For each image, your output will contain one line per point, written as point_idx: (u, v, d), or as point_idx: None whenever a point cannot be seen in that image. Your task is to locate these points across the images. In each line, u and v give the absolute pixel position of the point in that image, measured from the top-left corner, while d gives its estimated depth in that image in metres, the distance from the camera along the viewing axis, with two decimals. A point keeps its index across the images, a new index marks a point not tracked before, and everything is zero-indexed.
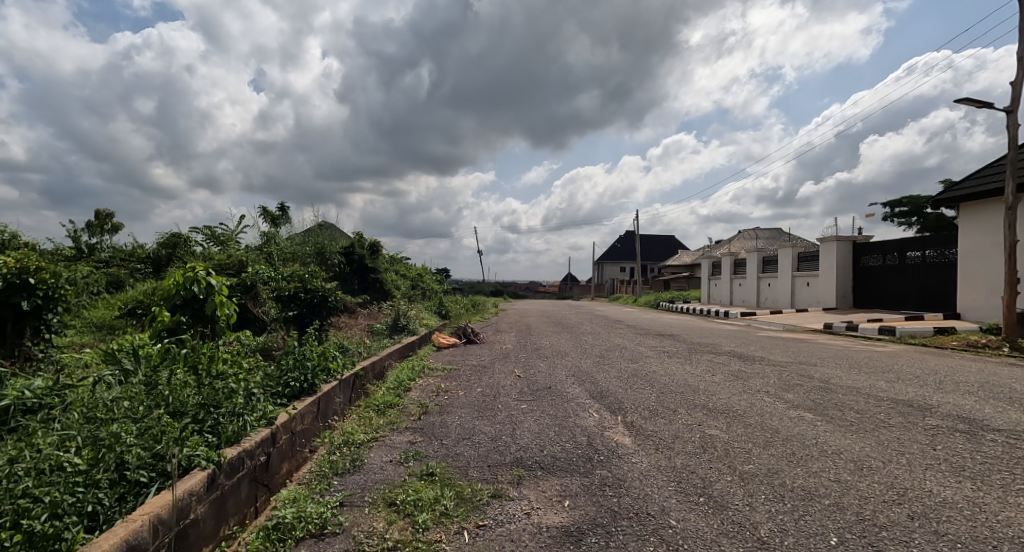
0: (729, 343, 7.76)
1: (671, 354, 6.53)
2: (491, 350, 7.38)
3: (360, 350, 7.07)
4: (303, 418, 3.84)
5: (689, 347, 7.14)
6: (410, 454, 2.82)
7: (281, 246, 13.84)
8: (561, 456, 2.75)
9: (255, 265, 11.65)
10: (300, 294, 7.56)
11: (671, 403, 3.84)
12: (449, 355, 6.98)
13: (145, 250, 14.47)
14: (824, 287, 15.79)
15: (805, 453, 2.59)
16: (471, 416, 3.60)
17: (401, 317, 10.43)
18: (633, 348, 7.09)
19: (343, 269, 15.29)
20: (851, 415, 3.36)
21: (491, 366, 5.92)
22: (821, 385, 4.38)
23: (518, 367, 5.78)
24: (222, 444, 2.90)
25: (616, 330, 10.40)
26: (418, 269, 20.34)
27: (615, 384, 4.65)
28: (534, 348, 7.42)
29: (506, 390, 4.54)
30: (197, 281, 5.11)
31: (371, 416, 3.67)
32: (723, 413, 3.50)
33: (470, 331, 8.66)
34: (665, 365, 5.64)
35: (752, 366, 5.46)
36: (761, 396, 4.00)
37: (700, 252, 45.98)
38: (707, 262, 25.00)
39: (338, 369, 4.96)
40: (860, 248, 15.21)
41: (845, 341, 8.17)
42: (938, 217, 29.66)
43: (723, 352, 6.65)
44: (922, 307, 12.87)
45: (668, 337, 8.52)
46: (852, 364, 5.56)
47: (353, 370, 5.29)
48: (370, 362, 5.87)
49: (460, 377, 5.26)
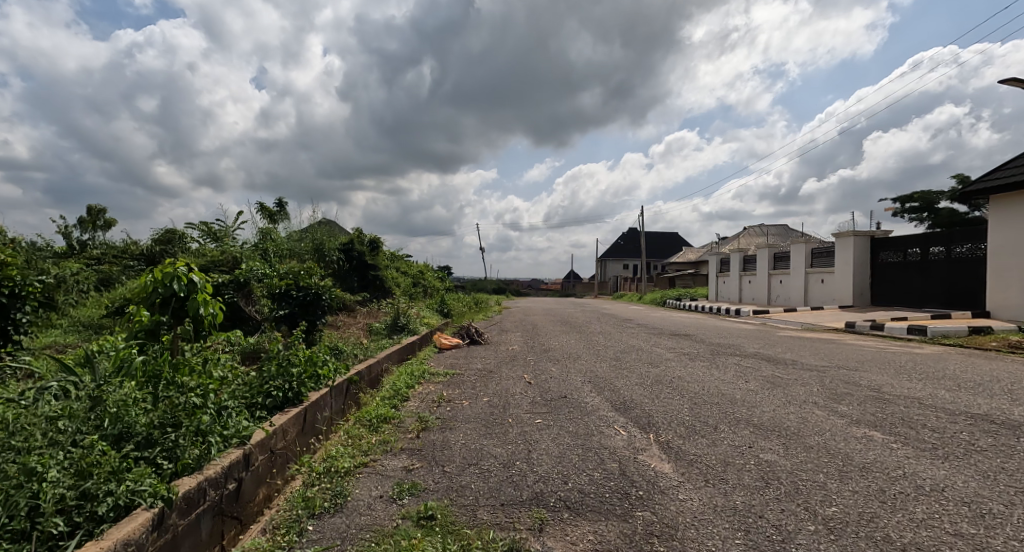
0: (752, 344, 7.22)
1: (693, 357, 6.00)
2: (496, 352, 6.86)
3: (355, 352, 6.57)
4: (284, 435, 3.34)
5: (711, 349, 6.62)
6: (405, 487, 2.31)
7: (278, 242, 13.35)
8: (591, 492, 2.22)
9: (250, 262, 11.19)
10: (291, 292, 7.04)
11: (708, 418, 3.32)
12: (452, 357, 6.48)
13: (137, 246, 14.00)
14: (840, 284, 15.23)
15: (899, 492, 2.07)
16: (477, 435, 3.09)
17: (401, 316, 9.93)
18: (650, 350, 6.55)
19: (342, 265, 14.96)
20: (929, 436, 2.83)
21: (498, 371, 5.40)
22: (874, 395, 3.86)
23: (528, 371, 5.26)
24: (180, 473, 2.40)
25: (627, 330, 9.88)
26: (419, 266, 19.88)
27: (639, 392, 4.14)
28: (543, 350, 6.90)
29: (515, 399, 4.04)
30: (177, 277, 4.55)
31: (363, 433, 3.16)
32: (773, 431, 2.98)
33: (474, 330, 8.15)
34: (690, 370, 5.12)
35: (787, 371, 4.93)
36: (809, 410, 3.48)
37: (705, 249, 45.42)
38: (715, 258, 24.42)
39: (328, 374, 4.48)
40: (877, 244, 14.65)
41: (874, 342, 7.64)
42: (950, 213, 29.05)
43: (749, 354, 6.11)
44: (947, 305, 12.31)
45: (685, 338, 7.98)
46: (897, 368, 5.02)
47: (346, 376, 4.81)
48: (365, 365, 5.39)
49: (463, 384, 4.75)
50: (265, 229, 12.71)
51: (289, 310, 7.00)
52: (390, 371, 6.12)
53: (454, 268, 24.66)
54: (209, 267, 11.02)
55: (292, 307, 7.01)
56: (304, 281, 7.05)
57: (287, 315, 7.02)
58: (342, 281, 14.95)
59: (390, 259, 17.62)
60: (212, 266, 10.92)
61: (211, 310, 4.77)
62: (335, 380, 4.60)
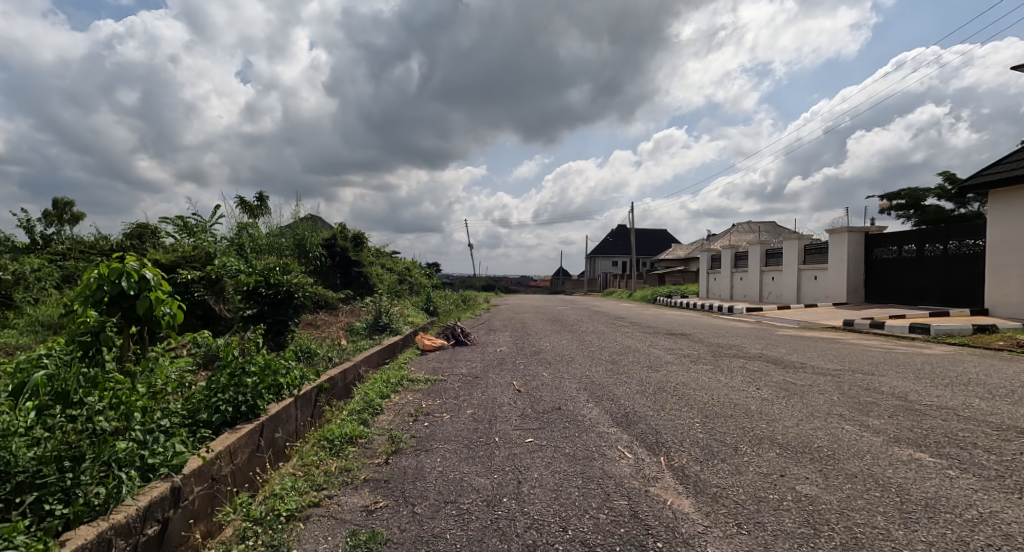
0: (753, 344, 6.84)
1: (695, 360, 5.58)
2: (484, 354, 6.37)
3: (329, 355, 6.05)
4: (230, 459, 2.85)
5: (712, 351, 6.22)
6: (363, 538, 1.83)
7: (256, 237, 12.71)
8: (596, 544, 1.76)
9: (224, 258, 10.57)
10: (260, 290, 6.47)
11: (725, 435, 2.88)
12: (435, 361, 5.98)
13: (106, 241, 13.24)
14: (834, 281, 14.98)
15: (987, 546, 1.63)
16: (458, 459, 2.63)
17: (383, 315, 9.39)
18: (648, 352, 6.12)
19: (325, 262, 14.39)
20: (987, 459, 2.41)
21: (485, 376, 4.92)
22: (902, 405, 3.46)
23: (518, 377, 4.79)
24: (76, 521, 1.89)
25: (621, 329, 9.44)
26: (405, 263, 19.32)
27: (641, 403, 3.70)
28: (533, 352, 6.43)
29: (503, 412, 3.58)
30: (128, 274, 3.89)
31: (322, 457, 2.68)
32: (803, 452, 2.56)
33: (459, 331, 7.67)
34: (695, 375, 4.70)
35: (800, 377, 4.53)
36: (836, 424, 3.06)
37: (695, 246, 45.35)
38: (706, 255, 24.15)
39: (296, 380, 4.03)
40: (872, 240, 14.42)
41: (879, 341, 7.29)
42: (936, 211, 29.15)
43: (754, 357, 5.71)
44: (943, 302, 12.10)
45: (683, 339, 7.58)
46: (916, 373, 4.64)
47: (316, 383, 4.36)
48: (337, 371, 4.91)
49: (445, 393, 4.27)
50: (242, 224, 12.07)
51: (258, 309, 6.44)
52: (366, 377, 5.62)
53: (442, 265, 24.08)
54: (180, 263, 10.36)
55: (261, 306, 6.46)
56: (274, 278, 6.50)
57: (256, 315, 6.47)
58: (325, 278, 14.34)
59: (375, 255, 17.02)
60: (183, 262, 10.27)
61: (168, 312, 4.24)
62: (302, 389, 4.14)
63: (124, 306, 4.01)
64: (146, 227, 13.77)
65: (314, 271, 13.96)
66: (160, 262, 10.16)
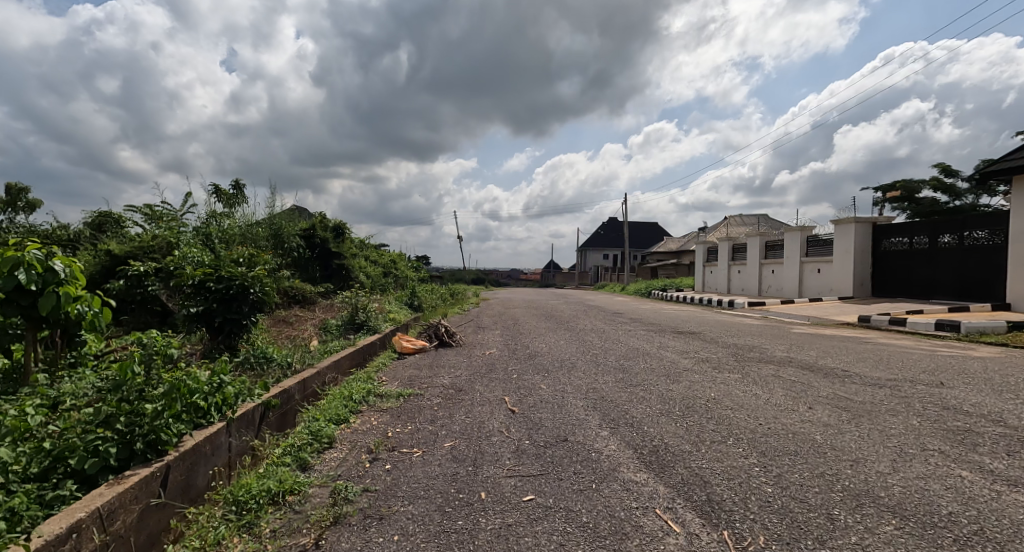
0: (775, 346, 6.07)
1: (718, 367, 4.77)
2: (472, 359, 5.51)
3: (289, 361, 5.17)
4: (93, 531, 1.99)
5: (733, 355, 5.42)
6: None
7: (228, 227, 11.65)
8: None
9: (186, 248, 9.52)
10: (207, 284, 5.51)
11: (805, 490, 2.04)
12: (413, 368, 5.10)
13: (64, 230, 12.19)
14: (840, 274, 14.32)
15: None
16: (422, 540, 1.77)
17: (361, 312, 8.46)
18: (661, 357, 5.31)
19: (303, 253, 13.40)
20: None
21: (471, 390, 4.06)
22: (1009, 435, 2.65)
23: (511, 391, 3.93)
24: None
25: (623, 327, 8.64)
26: (391, 255, 18.40)
27: (671, 432, 2.88)
28: (529, 356, 5.58)
29: (491, 446, 2.73)
30: (30, 267, 2.80)
31: (223, 533, 1.82)
32: (934, 527, 1.72)
33: (444, 331, 6.80)
34: (725, 388, 3.88)
35: (852, 390, 3.74)
36: (945, 467, 2.22)
37: (687, 240, 44.88)
38: (703, 247, 23.45)
39: (227, 399, 3.22)
40: (880, 231, 13.75)
41: (910, 341, 6.55)
42: (932, 203, 28.75)
43: (784, 363, 4.92)
44: (958, 297, 11.47)
45: (694, 339, 6.77)
46: (989, 384, 3.86)
47: (260, 400, 3.62)
48: (286, 386, 4.09)
49: (419, 415, 3.40)
50: (211, 212, 11.02)
51: (205, 307, 5.46)
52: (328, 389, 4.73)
53: (430, 257, 23.15)
54: (138, 254, 9.30)
55: (208, 302, 5.48)
56: (224, 271, 5.54)
57: (201, 313, 5.49)
58: (303, 271, 13.37)
59: (357, 247, 16.04)
60: (141, 252, 9.15)
61: (85, 309, 3.20)
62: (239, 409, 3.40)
63: (24, 304, 2.90)
64: (108, 215, 12.70)
65: (291, 264, 12.98)
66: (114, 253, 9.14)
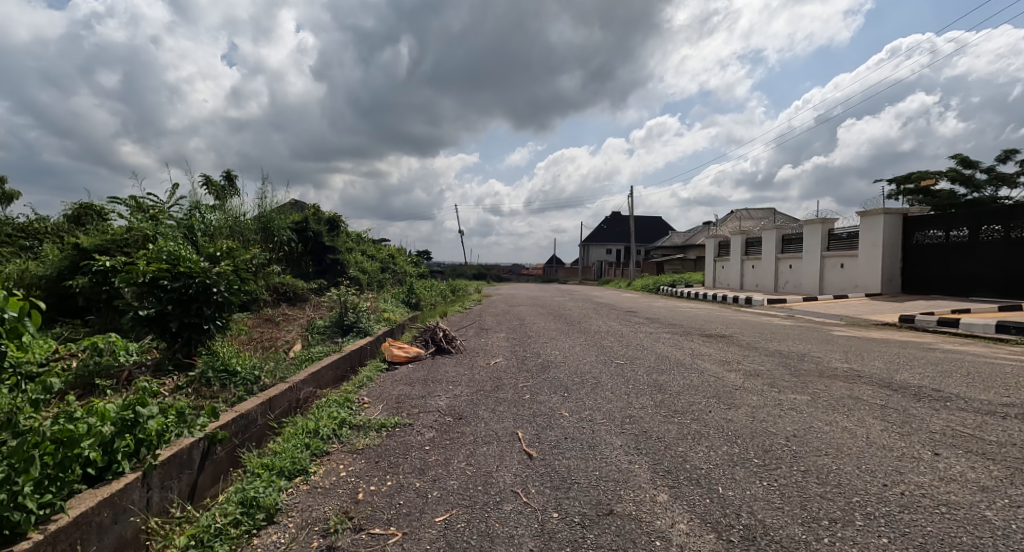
0: (828, 354, 5.21)
1: (775, 384, 3.92)
2: (474, 372, 4.65)
3: (255, 376, 4.35)
4: None
5: (785, 367, 4.55)
6: None
7: (214, 217, 10.75)
8: None
9: (161, 240, 8.65)
10: (161, 283, 4.62)
11: None
12: (404, 384, 4.26)
13: (41, 222, 11.36)
14: (866, 269, 13.43)
15: None
16: None
17: (350, 312, 7.58)
18: (701, 371, 4.43)
19: (295, 247, 12.55)
20: None
21: (474, 419, 3.22)
22: None
23: (525, 422, 3.09)
24: None
25: (642, 328, 7.76)
26: (389, 250, 17.55)
27: (761, 499, 2.00)
28: (541, 368, 4.71)
29: (502, 525, 1.87)
30: None
31: None
32: None
33: (442, 336, 5.96)
34: (800, 416, 3.01)
35: (971, 422, 2.88)
36: None
37: (693, 235, 43.97)
38: (713, 242, 22.57)
39: (144, 439, 2.47)
40: (911, 223, 12.85)
41: (980, 345, 5.69)
42: (948, 195, 27.76)
43: (854, 379, 4.05)
44: (1002, 295, 10.71)
45: (729, 345, 5.90)
46: None
47: (202, 433, 2.91)
48: (242, 409, 3.37)
49: (401, 460, 2.55)
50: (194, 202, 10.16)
51: (157, 309, 4.60)
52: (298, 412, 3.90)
53: (430, 252, 22.29)
54: (111, 248, 8.44)
55: (161, 303, 4.62)
56: (182, 266, 4.68)
57: (154, 316, 4.62)
58: (294, 267, 12.51)
59: (353, 241, 15.18)
60: (113, 246, 8.30)
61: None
62: (171, 444, 2.74)
63: None
64: (88, 206, 11.84)
65: (282, 258, 12.15)
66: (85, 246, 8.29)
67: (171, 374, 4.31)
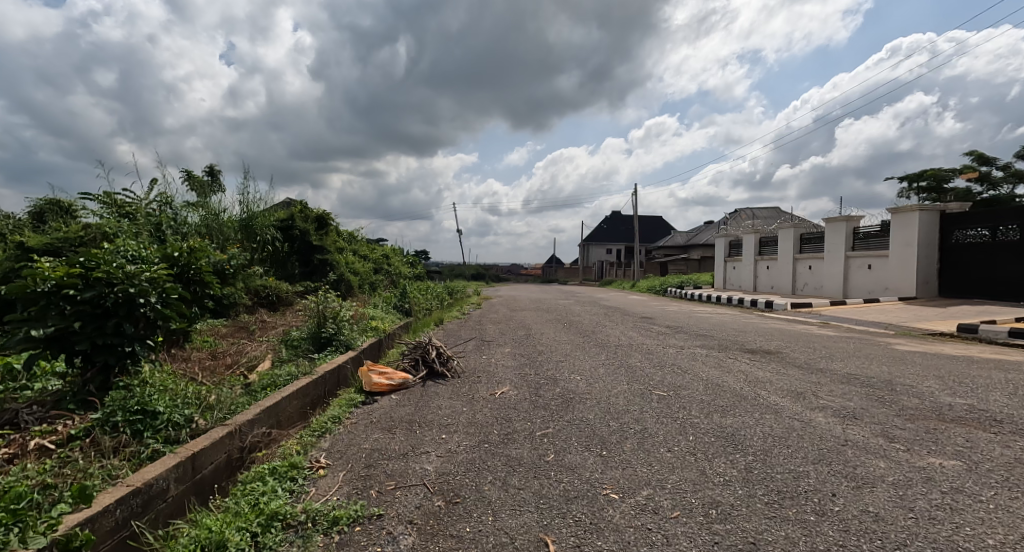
0: (920, 381, 4.13)
1: (890, 434, 2.85)
2: (475, 409, 3.55)
3: (185, 419, 3.27)
4: None
5: (879, 403, 3.49)
6: None
7: (186, 215, 9.62)
8: None
9: (119, 238, 7.55)
10: (67, 294, 3.38)
11: None
12: (381, 431, 3.19)
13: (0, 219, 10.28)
14: (898, 271, 12.38)
15: None
16: None
17: (329, 322, 6.44)
18: (776, 411, 3.34)
19: (280, 247, 11.43)
20: None
21: (476, 505, 2.15)
22: None
23: (556, 516, 2.02)
24: None
25: (669, 341, 6.70)
26: (383, 250, 16.45)
27: None
28: (563, 403, 3.62)
29: None
30: None
31: None
32: None
33: (436, 355, 4.89)
34: (991, 512, 1.90)
35: None
36: None
37: (697, 234, 42.89)
38: (724, 242, 21.52)
39: None
40: (949, 220, 11.81)
41: None
42: (963, 192, 26.72)
43: (992, 425, 2.97)
44: None
45: (786, 368, 4.82)
46: None
47: (50, 538, 1.85)
48: (140, 482, 2.36)
49: None
50: (164, 197, 9.08)
51: (59, 327, 3.37)
52: (225, 487, 2.89)
53: (428, 252, 21.22)
54: (62, 249, 7.36)
55: (66, 319, 3.37)
56: (98, 270, 3.44)
57: (54, 335, 3.41)
58: (278, 268, 11.41)
59: (343, 240, 14.07)
60: (64, 246, 7.21)
61: None
62: None
63: None
64: (54, 202, 10.75)
65: (264, 259, 11.05)
66: (30, 246, 7.23)
67: (70, 416, 3.21)
